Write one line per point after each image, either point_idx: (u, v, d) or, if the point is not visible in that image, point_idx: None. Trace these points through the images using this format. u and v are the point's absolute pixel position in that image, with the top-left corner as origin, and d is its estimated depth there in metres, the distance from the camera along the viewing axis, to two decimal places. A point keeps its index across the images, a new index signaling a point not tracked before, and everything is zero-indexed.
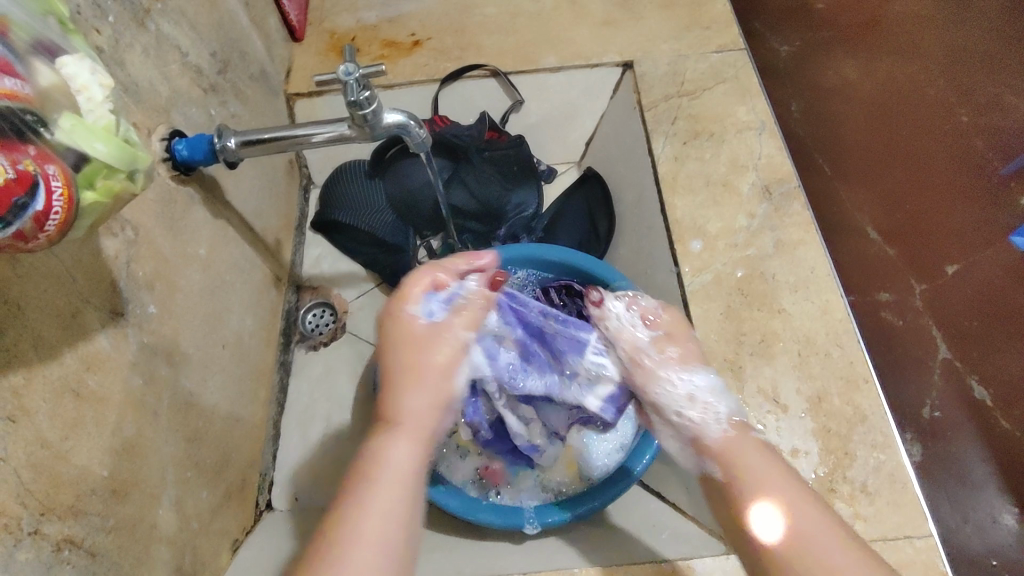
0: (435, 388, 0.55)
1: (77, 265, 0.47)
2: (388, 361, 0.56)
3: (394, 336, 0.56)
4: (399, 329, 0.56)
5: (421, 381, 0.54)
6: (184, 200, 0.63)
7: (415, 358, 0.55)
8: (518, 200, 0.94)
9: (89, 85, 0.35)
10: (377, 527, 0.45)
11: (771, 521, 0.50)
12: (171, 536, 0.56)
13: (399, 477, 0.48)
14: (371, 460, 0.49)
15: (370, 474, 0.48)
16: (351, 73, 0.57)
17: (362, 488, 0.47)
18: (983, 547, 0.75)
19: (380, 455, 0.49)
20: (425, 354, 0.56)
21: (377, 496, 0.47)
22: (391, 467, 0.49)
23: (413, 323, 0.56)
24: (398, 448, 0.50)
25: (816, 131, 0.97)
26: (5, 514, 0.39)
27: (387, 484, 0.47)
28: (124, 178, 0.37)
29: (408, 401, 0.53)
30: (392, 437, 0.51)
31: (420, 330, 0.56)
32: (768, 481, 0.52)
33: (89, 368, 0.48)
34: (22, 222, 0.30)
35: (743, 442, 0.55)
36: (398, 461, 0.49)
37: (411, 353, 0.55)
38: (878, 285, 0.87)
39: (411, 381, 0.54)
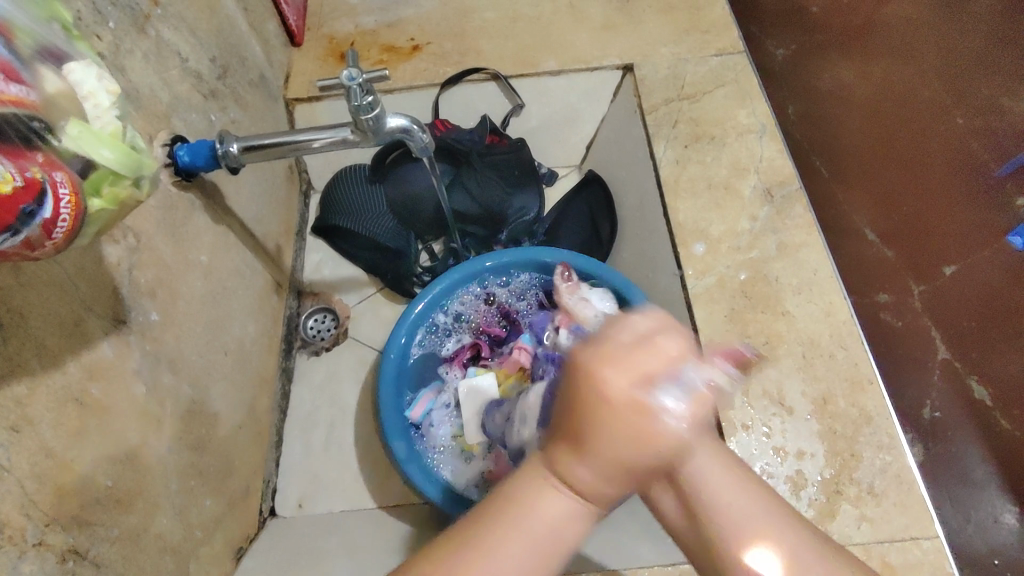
0: (638, 459, 0.33)
1: (80, 273, 0.47)
2: (579, 413, 0.33)
3: (582, 390, 0.33)
4: (600, 370, 0.33)
5: (622, 432, 0.32)
6: (185, 206, 0.62)
7: (604, 389, 0.32)
8: (519, 204, 0.93)
9: (95, 92, 0.34)
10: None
11: (768, 567, 0.36)
12: (174, 544, 0.56)
13: (546, 548, 0.35)
14: (518, 506, 0.35)
15: (510, 520, 0.35)
16: (355, 78, 0.56)
17: (478, 529, 0.36)
18: (985, 546, 0.76)
19: (539, 509, 0.35)
20: (634, 391, 0.32)
21: (506, 547, 0.35)
22: (539, 525, 0.35)
23: (613, 384, 0.32)
24: (557, 498, 0.35)
25: (812, 135, 1.01)
26: (11, 525, 0.39)
27: (524, 541, 0.35)
28: (132, 185, 0.36)
29: (578, 471, 0.34)
30: (556, 484, 0.35)
31: (629, 397, 0.32)
32: (746, 516, 0.37)
33: (91, 376, 0.47)
34: (30, 230, 0.30)
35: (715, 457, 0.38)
36: (553, 523, 0.35)
37: (620, 417, 0.32)
38: (876, 286, 0.89)
39: (619, 436, 0.32)
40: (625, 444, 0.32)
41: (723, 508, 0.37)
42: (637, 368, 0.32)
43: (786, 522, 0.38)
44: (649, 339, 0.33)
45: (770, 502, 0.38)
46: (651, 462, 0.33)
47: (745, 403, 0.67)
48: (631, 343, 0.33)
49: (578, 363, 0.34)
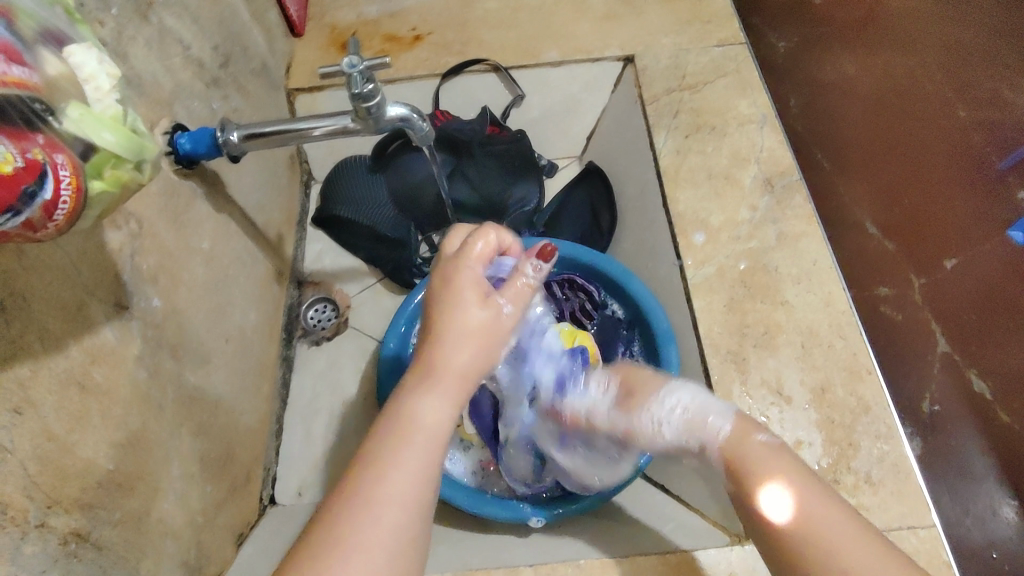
0: (489, 349, 0.49)
1: (82, 257, 0.47)
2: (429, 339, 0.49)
3: (436, 306, 0.50)
4: (453, 308, 0.49)
5: (463, 342, 0.48)
6: (186, 193, 0.63)
7: (455, 318, 0.48)
8: (519, 194, 0.93)
9: (96, 75, 0.35)
10: (392, 490, 0.41)
11: (781, 502, 0.50)
12: (176, 529, 0.56)
13: (433, 441, 0.45)
14: (400, 421, 0.45)
15: (401, 434, 0.44)
16: (356, 65, 0.57)
17: (372, 453, 0.43)
18: (985, 540, 0.76)
19: (412, 414, 0.45)
20: (466, 312, 0.49)
21: (404, 454, 0.43)
22: (426, 429, 0.45)
23: (464, 294, 0.49)
24: (430, 403, 0.46)
25: (816, 129, 1.00)
26: (14, 506, 0.39)
27: (417, 446, 0.44)
28: (133, 169, 0.37)
29: (450, 358, 0.47)
30: (426, 392, 0.46)
31: (477, 315, 0.49)
32: (787, 473, 0.52)
33: (93, 360, 0.48)
34: (32, 211, 0.30)
35: (751, 442, 0.54)
36: (434, 423, 0.45)
37: (462, 329, 0.48)
38: (877, 279, 0.88)
39: (457, 340, 0.48)
40: (488, 334, 0.49)
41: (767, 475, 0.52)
42: (467, 294, 0.49)
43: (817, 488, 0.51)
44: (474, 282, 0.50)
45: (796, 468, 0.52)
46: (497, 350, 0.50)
47: (743, 392, 0.68)
48: (469, 277, 0.50)
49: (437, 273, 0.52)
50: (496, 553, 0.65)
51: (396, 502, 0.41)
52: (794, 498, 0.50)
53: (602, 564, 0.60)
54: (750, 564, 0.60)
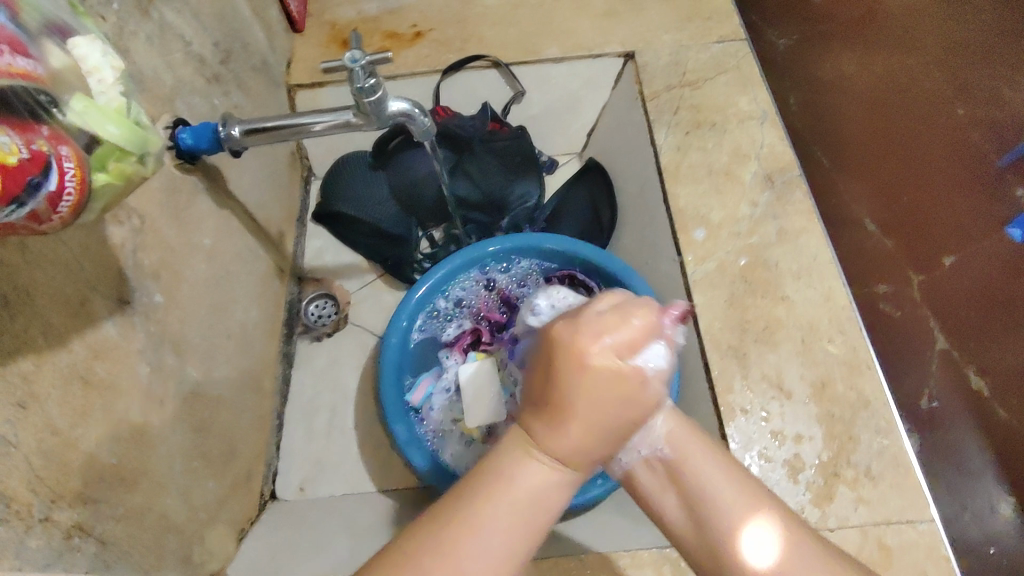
0: (611, 417, 0.43)
1: (85, 252, 0.47)
2: (552, 405, 0.43)
3: (563, 363, 0.42)
4: (574, 361, 0.42)
5: (576, 423, 0.42)
6: (188, 189, 0.63)
7: (575, 383, 0.42)
8: (520, 190, 0.93)
9: (100, 67, 0.35)
10: (490, 549, 0.39)
11: (766, 542, 0.46)
12: (178, 524, 0.56)
13: (528, 508, 0.41)
14: (504, 473, 0.42)
15: (495, 492, 0.41)
16: (358, 60, 0.56)
17: (467, 501, 0.41)
18: (981, 535, 0.76)
19: (514, 475, 0.42)
20: (590, 367, 0.42)
21: (492, 517, 0.40)
22: (523, 496, 0.41)
23: (597, 357, 0.42)
24: (536, 467, 0.42)
25: (812, 123, 1.01)
26: (18, 500, 0.39)
27: (508, 511, 0.41)
28: (137, 163, 0.37)
29: (567, 438, 0.42)
30: (534, 454, 0.43)
31: (611, 366, 0.42)
32: (734, 501, 0.48)
33: (96, 355, 0.48)
34: (37, 202, 0.30)
35: (692, 444, 0.51)
36: (530, 491, 0.42)
37: (597, 394, 0.42)
38: (877, 276, 0.89)
39: (575, 416, 0.42)
40: (626, 405, 0.43)
41: (712, 493, 0.48)
42: (602, 336, 0.43)
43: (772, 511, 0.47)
44: (625, 316, 0.44)
45: (742, 481, 0.49)
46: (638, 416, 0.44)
47: (744, 387, 0.68)
48: (604, 317, 0.44)
49: (569, 342, 0.43)
50: None
51: (489, 567, 0.39)
52: (781, 538, 0.46)
53: (603, 558, 0.61)
54: None
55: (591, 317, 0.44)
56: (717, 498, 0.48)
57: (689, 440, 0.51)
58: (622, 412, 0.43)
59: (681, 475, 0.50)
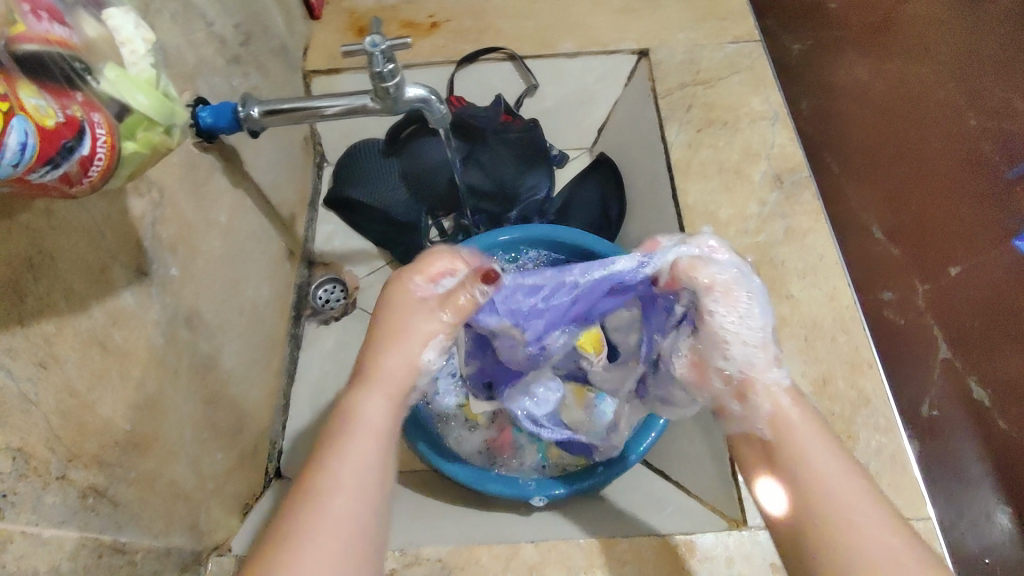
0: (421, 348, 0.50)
1: (107, 222, 0.48)
2: (365, 352, 0.51)
3: (391, 297, 0.52)
4: (401, 305, 0.51)
5: (400, 350, 0.50)
6: (206, 166, 0.64)
7: (403, 322, 0.51)
8: (531, 182, 0.94)
9: (132, 39, 0.36)
10: (351, 473, 0.43)
11: (774, 493, 0.47)
12: (186, 493, 0.57)
13: (375, 433, 0.46)
14: (342, 416, 0.47)
15: (344, 432, 0.46)
16: (378, 44, 0.57)
17: (323, 445, 0.45)
18: (978, 546, 0.77)
19: (353, 412, 0.47)
20: (413, 318, 0.51)
21: (350, 451, 0.45)
22: (367, 424, 0.47)
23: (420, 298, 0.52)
24: (376, 402, 0.48)
25: (824, 130, 0.99)
26: (36, 457, 0.40)
27: (360, 440, 0.45)
28: (164, 133, 0.37)
29: (385, 362, 0.49)
30: (363, 391, 0.48)
31: (459, 315, 0.51)
32: (813, 452, 0.46)
33: (114, 323, 0.49)
34: (69, 164, 0.31)
35: (801, 425, 0.48)
36: (373, 419, 0.47)
37: (409, 311, 0.51)
38: (880, 283, 0.88)
39: (393, 345, 0.50)
40: (424, 345, 0.50)
41: (793, 440, 0.47)
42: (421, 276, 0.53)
43: (837, 461, 0.45)
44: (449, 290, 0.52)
45: (820, 438, 0.47)
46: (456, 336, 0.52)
47: None
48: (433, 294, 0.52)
49: (392, 289, 0.53)
50: (497, 530, 0.66)
51: (348, 493, 0.43)
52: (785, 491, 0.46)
53: (601, 543, 0.61)
54: (745, 550, 0.60)
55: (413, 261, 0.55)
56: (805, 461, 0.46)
57: (792, 415, 0.48)
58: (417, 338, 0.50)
59: (778, 450, 0.47)
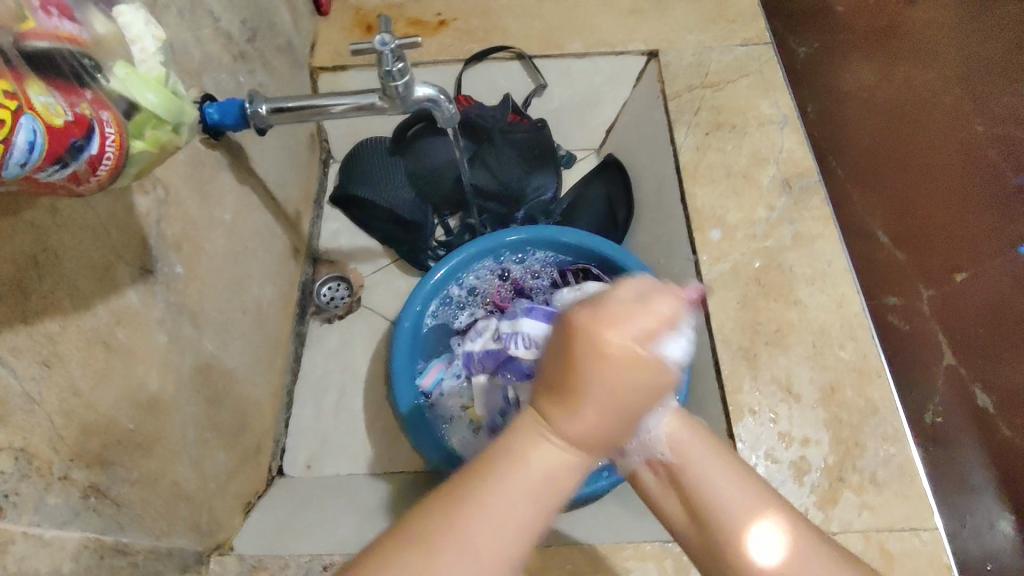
0: (629, 400, 0.36)
1: (112, 219, 0.48)
2: (563, 369, 0.36)
3: (575, 347, 0.36)
4: (590, 332, 0.35)
5: (590, 399, 0.36)
6: (211, 164, 0.63)
7: (585, 355, 0.35)
8: (537, 183, 0.93)
9: (141, 36, 0.36)
10: (495, 531, 0.34)
11: (772, 542, 0.42)
12: (188, 493, 0.57)
13: (546, 495, 0.36)
14: (515, 453, 0.37)
15: (507, 473, 0.36)
16: (387, 44, 0.57)
17: (479, 473, 0.36)
18: (979, 553, 0.76)
19: (528, 451, 0.37)
20: (606, 350, 0.35)
21: (501, 500, 0.35)
22: (535, 475, 0.36)
23: (611, 333, 0.35)
24: (553, 449, 0.37)
25: (829, 133, 0.98)
26: (38, 457, 0.40)
27: (524, 494, 0.36)
28: (172, 132, 0.37)
29: (581, 420, 0.36)
30: (547, 430, 0.37)
31: (628, 348, 0.35)
32: (734, 500, 0.44)
33: (118, 321, 0.49)
34: (77, 163, 0.30)
35: (694, 444, 0.47)
36: (548, 472, 0.36)
37: (609, 378, 0.35)
38: (888, 288, 0.87)
39: (596, 388, 0.35)
40: (606, 385, 0.36)
41: (718, 494, 0.44)
42: (623, 322, 0.36)
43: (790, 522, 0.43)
44: (647, 303, 0.37)
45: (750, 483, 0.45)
46: (645, 403, 0.37)
47: (752, 388, 0.68)
48: (624, 303, 0.37)
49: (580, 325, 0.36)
50: None
51: (473, 562, 0.34)
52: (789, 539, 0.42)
53: (604, 550, 0.60)
54: None
55: (600, 300, 0.37)
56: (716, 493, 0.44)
57: (694, 441, 0.47)
58: (647, 389, 0.36)
59: (700, 504, 0.45)
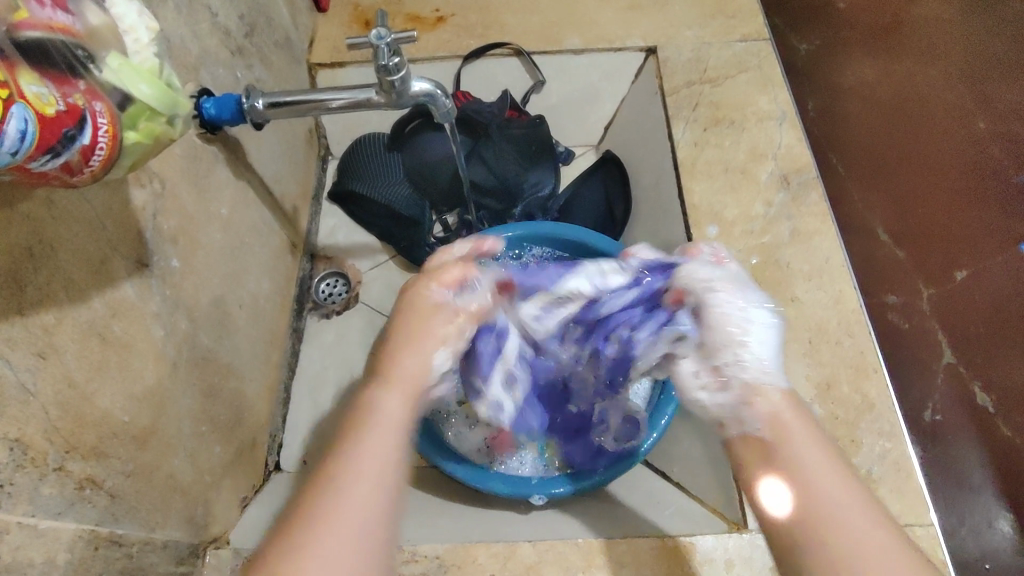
0: (436, 329, 0.52)
1: (108, 212, 0.48)
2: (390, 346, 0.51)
3: (411, 304, 0.53)
4: (417, 289, 0.54)
5: (417, 350, 0.51)
6: (208, 158, 0.63)
7: (419, 322, 0.52)
8: (535, 179, 0.94)
9: (135, 27, 0.36)
10: (368, 459, 0.43)
11: (780, 495, 0.46)
12: (185, 486, 0.57)
13: (395, 427, 0.46)
14: (364, 411, 0.47)
15: (366, 422, 0.46)
16: (384, 37, 0.57)
17: (346, 436, 0.45)
18: (978, 551, 0.76)
19: (373, 404, 0.47)
20: (433, 320, 0.53)
21: (368, 438, 0.44)
22: (384, 416, 0.46)
23: (436, 292, 0.54)
24: (389, 398, 0.47)
25: (831, 131, 0.98)
26: (34, 448, 0.40)
27: (381, 428, 0.45)
28: (166, 123, 0.37)
29: (402, 362, 0.50)
30: (384, 388, 0.48)
31: (439, 298, 0.53)
32: (806, 452, 0.48)
33: (114, 314, 0.49)
34: (69, 154, 0.30)
35: (792, 423, 0.49)
36: (391, 411, 0.47)
37: (426, 317, 0.53)
38: (887, 286, 0.87)
39: (412, 343, 0.51)
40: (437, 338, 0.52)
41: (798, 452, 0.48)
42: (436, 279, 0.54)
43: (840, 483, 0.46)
44: (448, 266, 0.55)
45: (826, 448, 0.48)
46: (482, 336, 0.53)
47: None
48: (448, 274, 0.55)
49: (411, 291, 0.54)
50: (494, 530, 0.66)
51: (357, 477, 0.42)
52: (793, 492, 0.46)
53: (598, 544, 0.60)
54: (744, 552, 0.59)
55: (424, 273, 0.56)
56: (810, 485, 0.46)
57: (794, 424, 0.49)
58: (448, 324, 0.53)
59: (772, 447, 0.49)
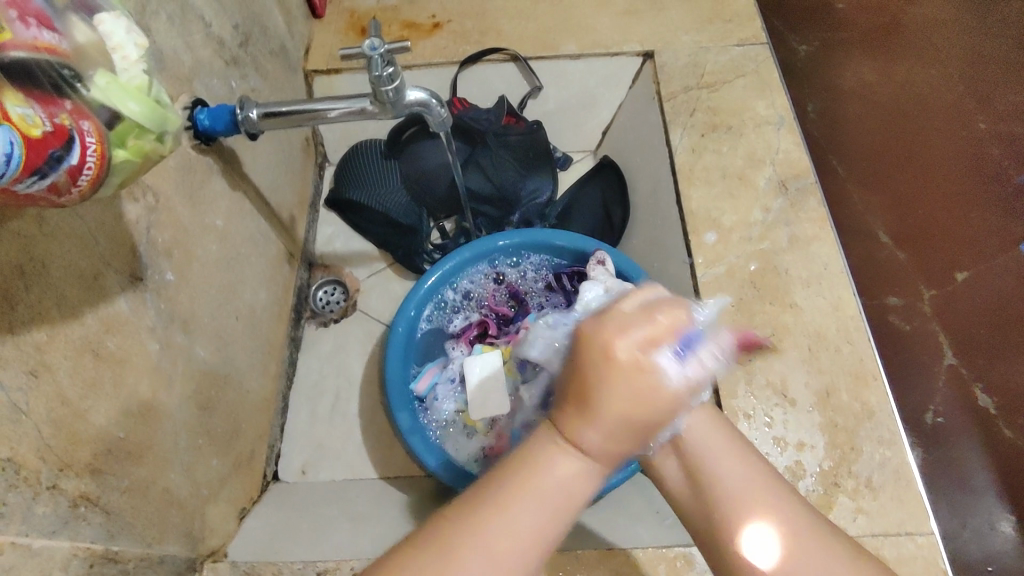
0: (636, 416, 0.40)
1: (100, 227, 0.47)
2: (582, 392, 0.41)
3: (593, 360, 0.40)
4: (610, 341, 0.41)
5: (607, 429, 0.40)
6: (203, 169, 0.63)
7: (605, 393, 0.40)
8: (532, 186, 0.93)
9: (123, 44, 0.35)
10: (510, 527, 0.39)
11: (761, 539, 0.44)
12: (181, 500, 0.57)
13: (566, 505, 0.41)
14: (533, 465, 0.41)
15: (527, 483, 0.41)
16: (377, 48, 0.57)
17: (500, 484, 0.41)
18: (981, 553, 0.75)
19: (548, 465, 0.41)
20: (621, 388, 0.39)
21: (523, 506, 0.40)
22: (558, 491, 0.40)
23: (624, 349, 0.40)
24: (569, 464, 0.41)
25: (830, 133, 0.97)
26: (26, 467, 0.40)
27: (541, 500, 0.40)
28: (155, 140, 0.36)
29: (596, 439, 0.40)
30: (563, 448, 0.41)
31: (634, 356, 0.40)
32: (725, 461, 0.47)
33: (108, 330, 0.48)
34: (57, 175, 0.30)
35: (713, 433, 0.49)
36: (567, 487, 0.41)
37: (618, 395, 0.40)
38: (888, 288, 0.86)
39: (602, 426, 0.40)
40: (635, 420, 0.40)
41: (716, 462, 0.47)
42: (627, 331, 0.41)
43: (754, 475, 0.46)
44: (650, 312, 0.42)
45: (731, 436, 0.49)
46: (665, 416, 0.41)
47: (747, 393, 0.68)
48: (634, 315, 0.42)
49: (596, 335, 0.41)
50: None
51: (499, 554, 0.39)
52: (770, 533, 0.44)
53: (597, 555, 0.60)
54: None
55: (612, 312, 0.43)
56: (722, 486, 0.46)
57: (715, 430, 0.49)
58: (648, 405, 0.40)
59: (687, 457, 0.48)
